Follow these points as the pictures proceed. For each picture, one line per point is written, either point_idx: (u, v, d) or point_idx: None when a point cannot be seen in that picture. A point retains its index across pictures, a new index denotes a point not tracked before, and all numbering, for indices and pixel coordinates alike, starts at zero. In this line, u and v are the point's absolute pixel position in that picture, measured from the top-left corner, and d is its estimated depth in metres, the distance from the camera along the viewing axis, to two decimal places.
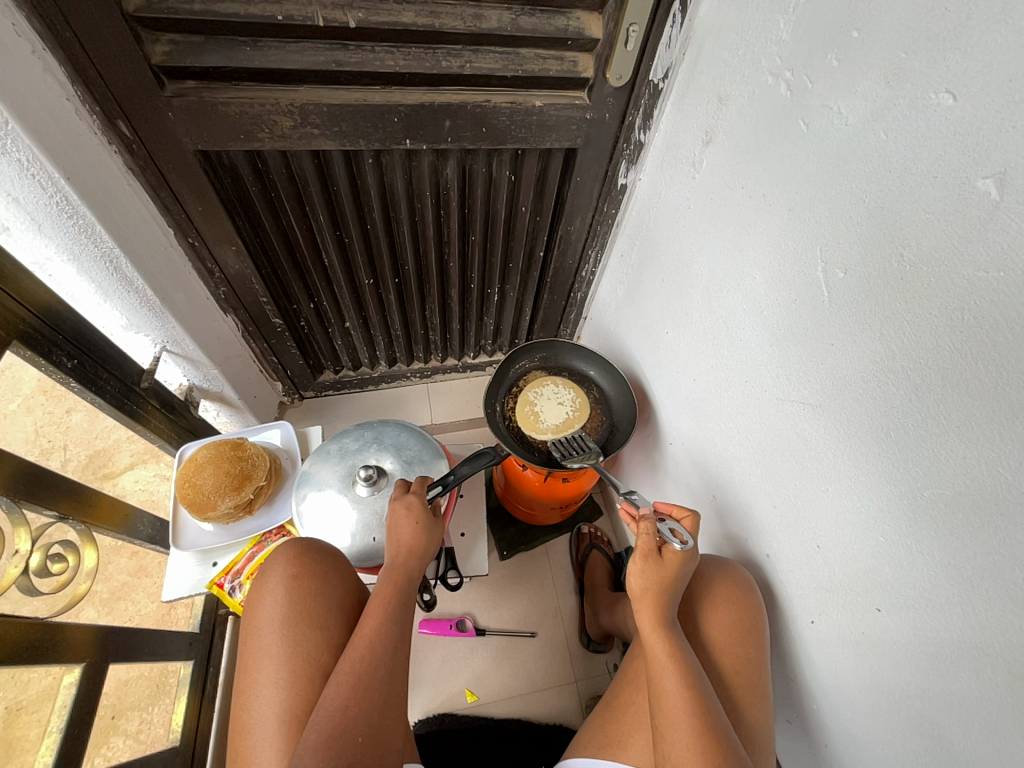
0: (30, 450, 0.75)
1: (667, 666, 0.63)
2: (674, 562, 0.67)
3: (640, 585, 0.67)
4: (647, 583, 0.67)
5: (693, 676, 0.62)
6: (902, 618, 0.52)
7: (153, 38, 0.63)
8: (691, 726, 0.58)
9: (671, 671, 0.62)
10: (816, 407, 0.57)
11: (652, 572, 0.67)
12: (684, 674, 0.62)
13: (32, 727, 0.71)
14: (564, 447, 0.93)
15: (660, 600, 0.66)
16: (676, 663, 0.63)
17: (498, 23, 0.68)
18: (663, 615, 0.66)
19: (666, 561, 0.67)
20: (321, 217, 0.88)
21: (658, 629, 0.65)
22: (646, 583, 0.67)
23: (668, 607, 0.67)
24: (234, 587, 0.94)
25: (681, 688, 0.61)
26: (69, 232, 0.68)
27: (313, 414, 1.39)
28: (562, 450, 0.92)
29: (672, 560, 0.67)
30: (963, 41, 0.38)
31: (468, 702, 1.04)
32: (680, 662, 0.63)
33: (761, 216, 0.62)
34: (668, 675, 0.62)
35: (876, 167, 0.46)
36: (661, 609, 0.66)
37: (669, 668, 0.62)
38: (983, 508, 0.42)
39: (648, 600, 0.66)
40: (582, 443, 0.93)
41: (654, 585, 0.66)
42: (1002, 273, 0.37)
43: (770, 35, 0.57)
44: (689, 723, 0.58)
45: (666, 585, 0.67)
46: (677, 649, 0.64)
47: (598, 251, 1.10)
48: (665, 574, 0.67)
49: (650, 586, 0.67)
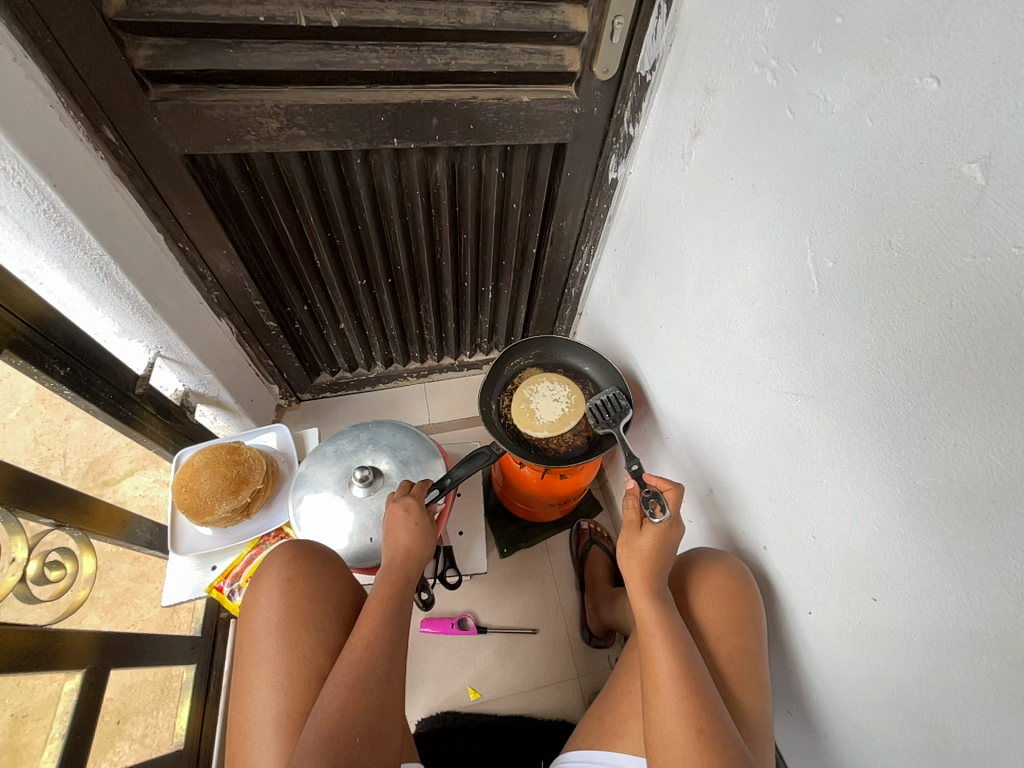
0: (30, 459, 0.76)
1: (657, 634, 0.63)
2: (651, 533, 0.67)
3: (625, 556, 0.69)
4: (635, 554, 0.68)
5: (682, 644, 0.62)
6: (898, 607, 0.52)
7: (135, 42, 0.63)
8: (676, 692, 0.59)
9: (657, 638, 0.63)
10: (810, 398, 0.57)
11: (636, 543, 0.68)
12: (672, 642, 0.62)
13: (38, 733, 0.72)
14: (598, 412, 0.94)
15: (649, 570, 0.67)
16: (663, 630, 0.63)
17: (482, 18, 0.68)
18: (651, 585, 0.66)
19: (649, 533, 0.67)
20: (311, 219, 0.88)
21: (649, 599, 0.66)
22: (630, 555, 0.68)
23: (658, 577, 0.67)
24: (233, 591, 0.97)
25: (667, 655, 0.61)
26: (57, 239, 0.68)
27: (311, 416, 1.40)
28: (594, 416, 0.93)
29: (654, 532, 0.67)
30: (947, 25, 0.37)
31: (471, 699, 1.04)
32: (668, 631, 0.63)
33: (750, 206, 0.62)
34: (657, 643, 0.63)
35: (863, 155, 0.46)
36: (651, 579, 0.66)
37: (656, 635, 0.63)
38: (977, 498, 0.41)
39: (635, 569, 0.68)
40: (617, 403, 0.94)
41: (642, 557, 0.67)
42: (990, 259, 0.37)
43: (755, 24, 0.56)
44: (674, 688, 0.59)
45: (652, 555, 0.67)
46: (666, 618, 0.64)
47: (592, 246, 1.10)
48: (649, 543, 0.67)
49: (636, 556, 0.68)
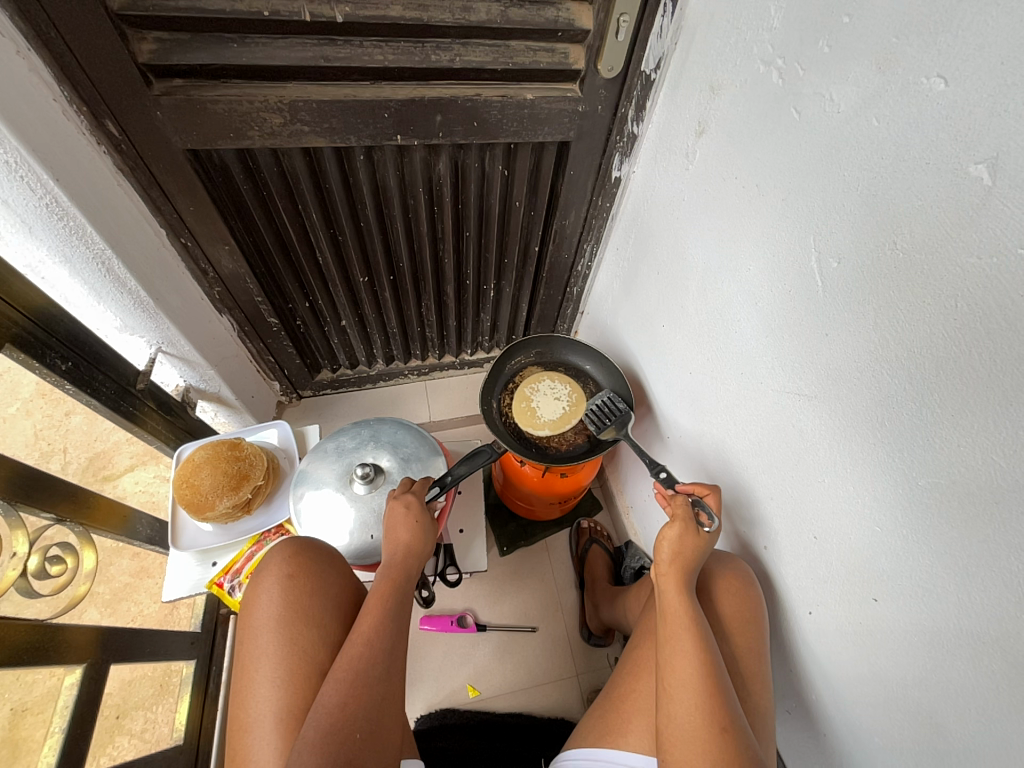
0: (31, 453, 0.76)
1: (685, 628, 0.63)
2: (706, 540, 0.69)
3: (668, 547, 0.68)
4: (680, 549, 0.67)
5: (707, 641, 0.62)
6: (899, 608, 0.52)
7: (139, 36, 0.63)
8: (700, 689, 0.58)
9: (686, 632, 0.62)
10: (813, 398, 0.57)
11: (688, 540, 0.68)
12: (700, 637, 0.62)
13: (37, 727, 0.72)
14: (597, 418, 0.93)
15: (689, 567, 0.67)
16: (694, 627, 0.63)
17: (487, 15, 0.67)
18: (690, 583, 0.67)
19: (703, 539, 0.68)
20: (314, 215, 0.88)
21: (680, 593, 0.66)
22: (679, 548, 0.68)
23: (692, 574, 0.67)
24: (233, 587, 0.97)
25: (696, 650, 0.61)
26: (59, 234, 0.67)
27: (312, 413, 1.40)
28: (596, 423, 0.92)
29: (706, 541, 0.69)
30: (955, 24, 0.37)
31: (470, 697, 1.04)
32: (698, 628, 0.63)
33: (755, 206, 0.61)
34: (684, 636, 0.62)
35: (868, 155, 0.46)
36: (686, 574, 0.67)
37: (685, 630, 0.63)
38: (979, 499, 0.41)
39: (677, 563, 0.67)
40: (616, 407, 0.94)
41: (685, 553, 0.67)
42: (995, 260, 0.37)
43: (761, 23, 0.56)
44: (700, 685, 0.59)
45: (696, 556, 0.68)
46: (697, 614, 0.64)
47: (594, 244, 1.10)
48: (700, 546, 0.68)
49: (682, 552, 0.67)
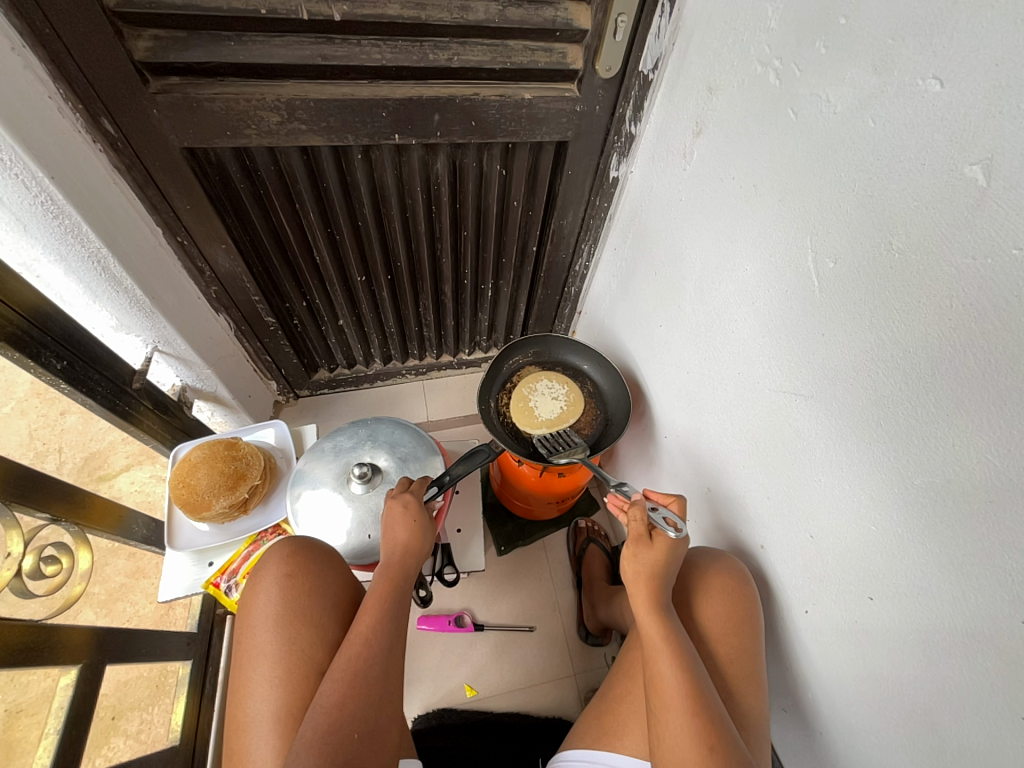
0: (26, 453, 0.76)
1: (662, 647, 0.63)
2: (667, 545, 0.68)
3: (631, 571, 0.68)
4: (640, 569, 0.68)
5: (687, 657, 0.63)
6: (892, 606, 0.52)
7: (135, 34, 0.63)
8: (685, 708, 0.58)
9: (666, 653, 0.63)
10: (808, 398, 0.57)
11: (645, 557, 0.68)
12: (680, 655, 0.62)
13: (32, 728, 0.71)
14: (551, 443, 0.92)
15: (654, 585, 0.67)
16: (673, 646, 0.63)
17: (485, 15, 0.67)
18: (659, 600, 0.67)
19: (659, 546, 0.68)
20: (311, 214, 0.87)
21: (653, 613, 0.66)
22: (638, 569, 0.68)
23: (662, 591, 0.68)
24: (229, 587, 0.97)
25: (678, 670, 0.61)
26: (55, 231, 0.67)
27: (309, 413, 1.39)
28: (547, 447, 0.91)
29: (663, 544, 0.68)
30: (950, 27, 0.37)
31: (467, 696, 1.04)
32: (675, 647, 0.63)
33: (751, 207, 0.62)
34: (663, 657, 0.63)
35: (864, 154, 0.46)
36: (656, 593, 0.67)
37: (664, 650, 0.63)
38: (973, 496, 0.42)
39: (642, 585, 0.68)
40: (567, 440, 0.92)
41: (646, 573, 0.68)
42: (989, 261, 0.37)
43: (758, 23, 0.56)
44: (687, 702, 0.59)
45: (657, 568, 0.68)
46: (673, 634, 0.64)
47: (592, 244, 1.10)
48: (660, 558, 0.68)
49: (643, 573, 0.68)
